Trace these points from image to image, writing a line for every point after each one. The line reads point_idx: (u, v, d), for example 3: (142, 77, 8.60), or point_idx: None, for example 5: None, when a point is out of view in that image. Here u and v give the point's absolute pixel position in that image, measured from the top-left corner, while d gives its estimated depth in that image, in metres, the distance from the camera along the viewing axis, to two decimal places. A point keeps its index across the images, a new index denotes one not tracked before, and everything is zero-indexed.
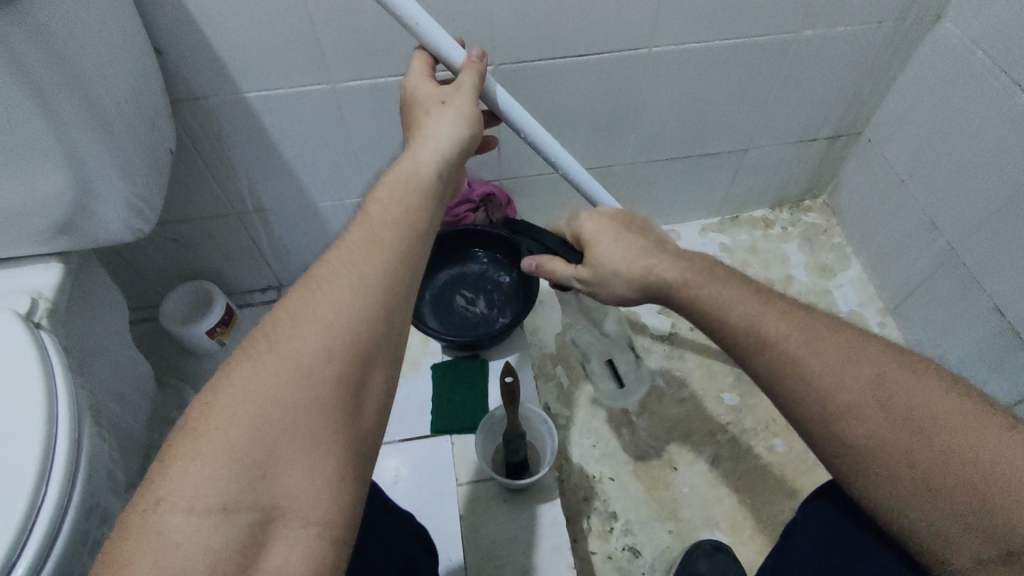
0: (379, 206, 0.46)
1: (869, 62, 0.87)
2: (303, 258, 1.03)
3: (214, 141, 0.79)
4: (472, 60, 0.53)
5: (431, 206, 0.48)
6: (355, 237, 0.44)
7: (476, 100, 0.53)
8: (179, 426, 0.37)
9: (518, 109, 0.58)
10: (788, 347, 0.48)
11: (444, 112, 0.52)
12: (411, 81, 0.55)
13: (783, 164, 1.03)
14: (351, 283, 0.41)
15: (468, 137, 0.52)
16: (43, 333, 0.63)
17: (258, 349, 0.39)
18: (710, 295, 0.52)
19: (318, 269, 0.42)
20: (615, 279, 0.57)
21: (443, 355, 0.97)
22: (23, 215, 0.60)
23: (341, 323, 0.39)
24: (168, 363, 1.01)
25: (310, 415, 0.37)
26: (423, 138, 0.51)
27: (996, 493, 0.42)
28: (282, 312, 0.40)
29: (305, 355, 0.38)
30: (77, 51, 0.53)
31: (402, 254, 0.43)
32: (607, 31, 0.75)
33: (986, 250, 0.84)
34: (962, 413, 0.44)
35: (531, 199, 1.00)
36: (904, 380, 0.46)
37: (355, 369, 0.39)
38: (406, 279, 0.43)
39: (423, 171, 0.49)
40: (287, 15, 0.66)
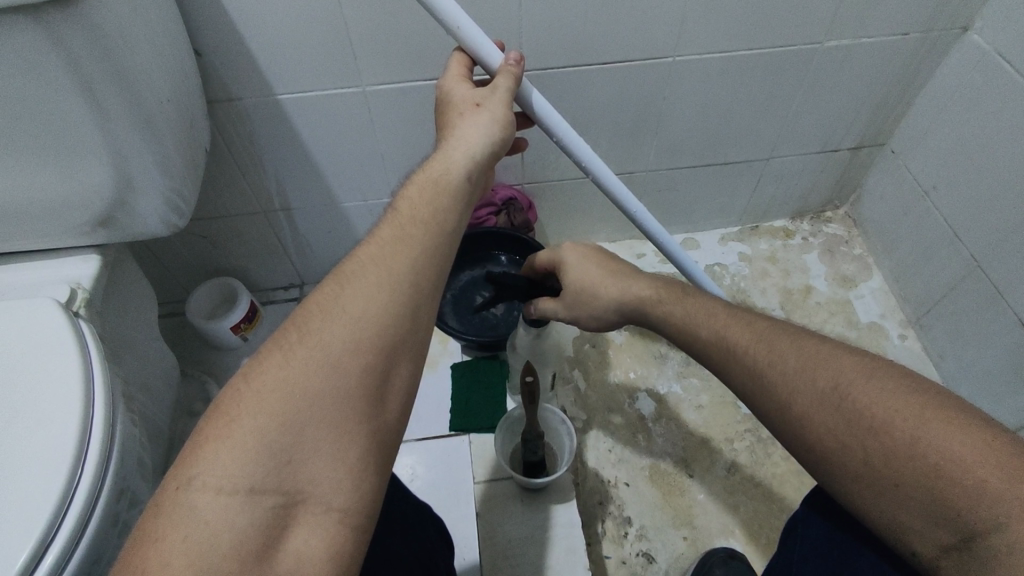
0: (409, 204, 0.48)
1: (895, 72, 0.87)
2: (326, 257, 1.05)
3: (246, 141, 0.81)
4: (508, 64, 0.55)
5: (459, 206, 0.49)
6: (385, 233, 0.45)
7: (510, 102, 0.55)
8: (211, 412, 0.38)
9: (552, 112, 0.59)
10: (752, 360, 0.50)
11: (478, 114, 0.53)
12: (448, 82, 0.56)
13: (805, 174, 1.03)
14: (379, 279, 0.42)
15: (500, 140, 0.53)
16: (82, 322, 0.65)
17: (290, 339, 0.40)
18: (680, 313, 0.57)
19: (348, 264, 0.44)
20: (600, 291, 0.62)
21: (461, 356, 0.98)
22: (67, 208, 0.63)
23: (368, 317, 0.41)
24: (193, 356, 1.03)
25: (337, 406, 0.38)
26: (455, 139, 0.52)
27: (945, 482, 0.38)
28: (314, 304, 0.42)
29: (332, 347, 0.39)
30: (126, 51, 0.55)
31: (430, 253, 0.45)
32: (632, 40, 0.76)
33: (1010, 264, 0.83)
34: (913, 404, 0.41)
35: (552, 203, 1.01)
36: (858, 379, 0.44)
37: (380, 362, 0.40)
38: (433, 278, 0.44)
39: (454, 173, 0.50)
40: (321, 19, 0.68)
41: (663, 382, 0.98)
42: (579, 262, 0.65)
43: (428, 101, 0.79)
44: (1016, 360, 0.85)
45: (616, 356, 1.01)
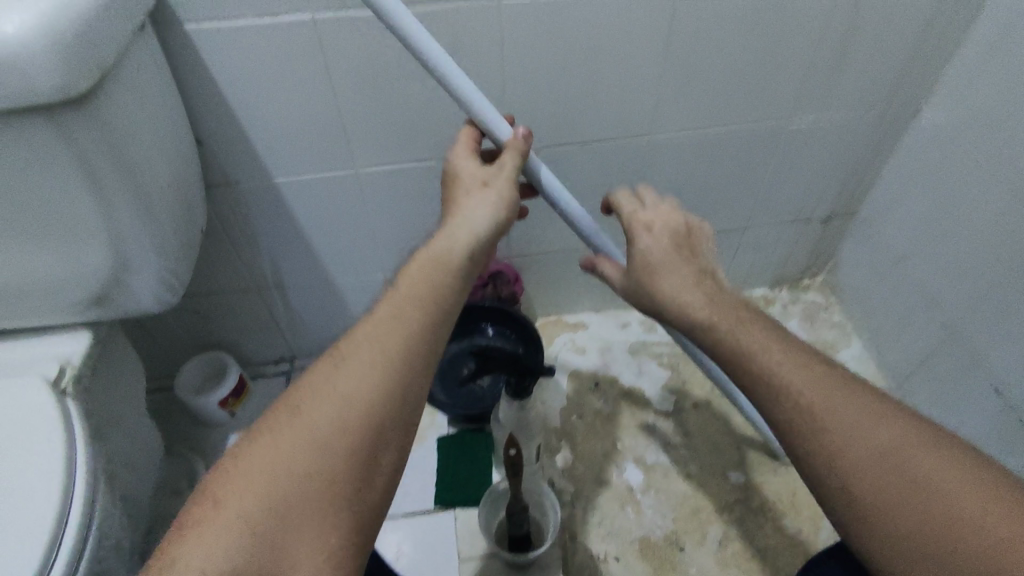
0: (408, 282, 0.47)
1: (857, 150, 0.93)
2: (316, 330, 1.07)
3: (241, 220, 0.84)
4: (517, 139, 0.58)
5: (459, 286, 0.48)
6: (380, 311, 0.45)
7: (515, 179, 0.56)
8: (202, 491, 0.40)
9: (554, 183, 0.63)
10: (807, 404, 0.47)
11: (485, 192, 0.54)
12: (457, 156, 0.59)
13: (780, 244, 1.08)
14: (370, 361, 0.42)
15: (505, 217, 0.54)
16: (68, 400, 0.66)
17: (280, 420, 0.41)
18: (735, 346, 0.52)
19: (343, 343, 0.44)
20: (663, 286, 0.57)
21: (449, 429, 0.97)
22: (65, 287, 0.65)
23: (356, 399, 0.41)
24: (179, 432, 1.03)
25: (322, 488, 0.39)
26: (459, 217, 0.52)
27: (1002, 563, 0.39)
28: (306, 383, 0.43)
29: (319, 429, 0.40)
30: (132, 143, 0.59)
31: (425, 334, 0.44)
32: (608, 125, 0.82)
33: (980, 329, 0.86)
34: (970, 481, 0.43)
35: (538, 275, 1.05)
36: (917, 447, 0.45)
37: (367, 445, 0.41)
38: (426, 359, 0.44)
39: (455, 251, 0.49)
40: (319, 107, 0.73)
41: (651, 452, 0.98)
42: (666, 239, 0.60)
43: (417, 182, 0.84)
44: (996, 425, 0.86)
45: (603, 426, 1.01)
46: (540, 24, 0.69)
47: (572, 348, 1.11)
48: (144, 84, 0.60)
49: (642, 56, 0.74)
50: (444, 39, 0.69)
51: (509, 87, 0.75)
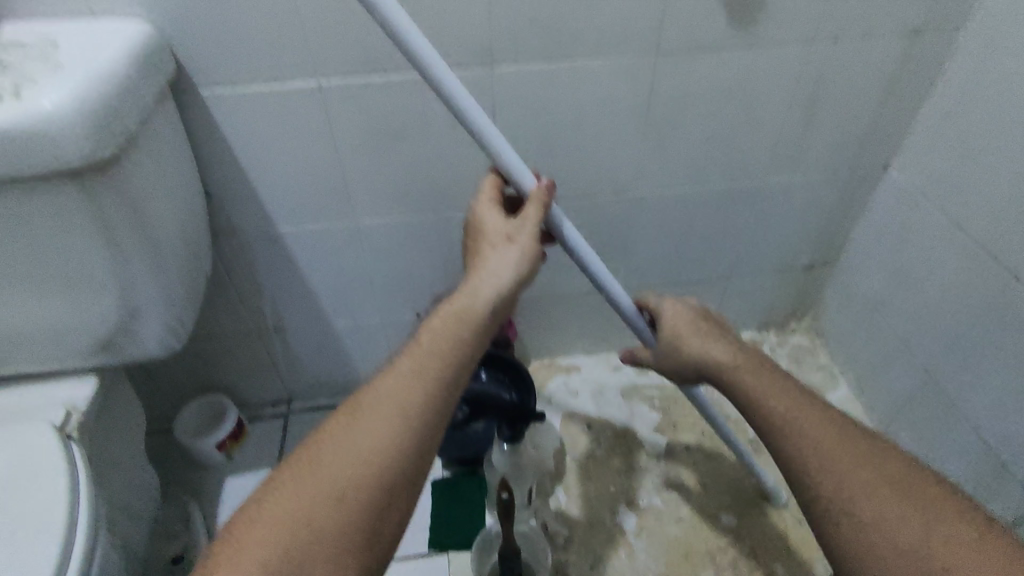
0: (430, 336, 0.50)
1: (832, 203, 0.97)
2: (315, 373, 1.09)
3: (244, 268, 0.88)
4: (539, 191, 0.57)
5: (478, 340, 0.51)
6: (399, 366, 0.48)
7: (538, 233, 0.57)
8: (226, 537, 0.42)
9: (576, 235, 0.64)
10: (804, 428, 0.51)
11: (510, 248, 0.56)
12: (484, 210, 0.61)
13: (764, 290, 1.11)
14: (387, 414, 0.45)
15: (527, 273, 0.55)
16: (74, 446, 0.67)
17: (301, 470, 0.44)
18: (744, 381, 0.58)
19: (363, 395, 0.47)
20: (687, 348, 0.66)
21: (442, 471, 0.98)
22: (75, 334, 0.67)
23: (373, 451, 0.44)
24: (176, 475, 1.04)
25: (337, 539, 0.41)
26: (484, 272, 0.54)
27: None
28: (325, 434, 0.45)
29: (336, 480, 0.43)
30: (147, 200, 0.63)
31: (441, 389, 0.47)
32: (595, 180, 0.86)
33: (956, 374, 0.89)
34: (959, 516, 0.44)
35: (531, 319, 1.08)
36: (908, 480, 0.47)
37: (381, 496, 0.43)
38: (440, 413, 0.47)
39: (478, 307, 0.52)
40: (321, 164, 0.77)
41: (644, 495, 0.99)
42: (689, 313, 0.69)
43: (414, 232, 0.88)
44: (977, 469, 0.88)
45: (596, 468, 1.02)
46: (529, 89, 0.74)
47: (565, 390, 1.13)
48: (160, 146, 0.65)
49: (625, 118, 0.79)
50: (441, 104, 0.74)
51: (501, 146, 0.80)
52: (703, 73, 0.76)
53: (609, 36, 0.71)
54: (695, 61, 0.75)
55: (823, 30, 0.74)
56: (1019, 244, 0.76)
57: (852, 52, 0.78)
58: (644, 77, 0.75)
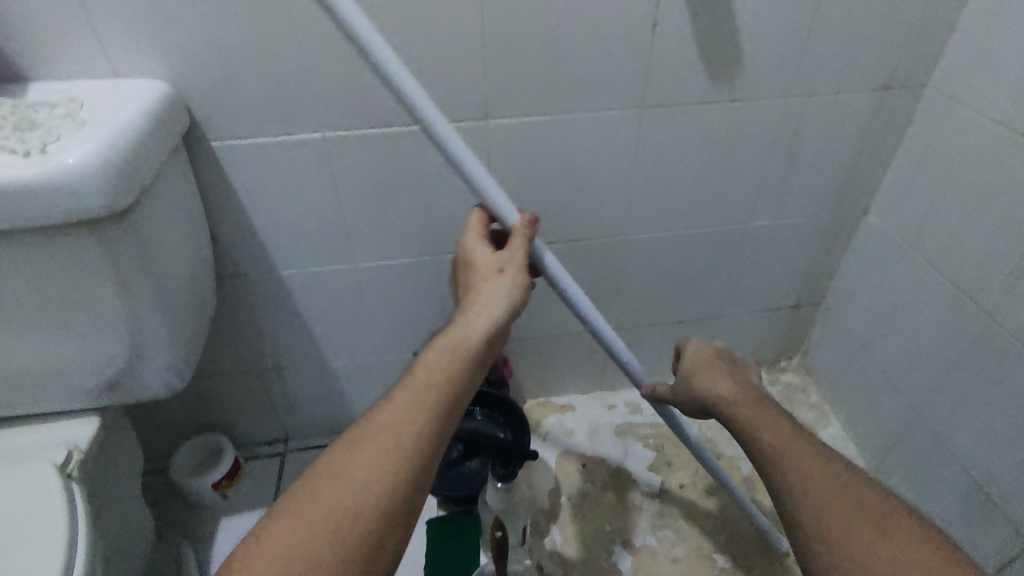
0: (426, 368, 0.51)
1: (816, 245, 1.01)
2: (312, 412, 1.10)
3: (247, 309, 0.91)
4: (524, 225, 0.60)
5: (474, 372, 0.53)
6: (394, 399, 0.50)
7: (526, 265, 0.59)
8: (226, 565, 0.44)
9: (558, 267, 0.66)
10: (800, 464, 0.53)
11: (502, 280, 0.57)
12: (470, 244, 0.62)
13: (754, 330, 1.14)
14: (382, 448, 0.47)
15: (519, 305, 0.57)
16: (74, 485, 0.68)
17: (300, 499, 0.46)
18: (746, 417, 0.60)
19: (362, 426, 0.49)
20: (698, 384, 0.66)
21: (437, 511, 1.01)
22: (81, 374, 0.69)
23: (368, 484, 0.46)
24: (170, 515, 1.04)
25: (334, 567, 0.43)
26: (478, 305, 0.55)
27: None
28: (322, 467, 0.47)
29: (333, 512, 0.45)
30: (158, 246, 0.66)
31: (437, 421, 0.49)
32: (587, 224, 0.90)
33: (942, 412, 0.91)
34: (945, 557, 0.46)
35: (525, 359, 1.10)
36: (897, 520, 0.48)
37: (376, 528, 0.45)
38: (436, 444, 0.49)
39: (472, 339, 0.53)
40: (323, 211, 0.81)
41: (639, 534, 0.99)
42: (707, 352, 0.69)
43: (411, 274, 0.91)
44: (967, 507, 0.89)
45: (592, 507, 1.03)
46: (522, 140, 0.79)
47: (561, 429, 1.14)
48: (171, 195, 0.68)
49: (613, 167, 0.83)
50: (437, 154, 0.78)
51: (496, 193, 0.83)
52: (686, 125, 0.81)
53: (596, 92, 0.76)
54: (679, 115, 0.80)
55: (796, 86, 0.79)
56: (992, 286, 0.79)
57: (825, 106, 0.82)
58: (630, 129, 0.80)
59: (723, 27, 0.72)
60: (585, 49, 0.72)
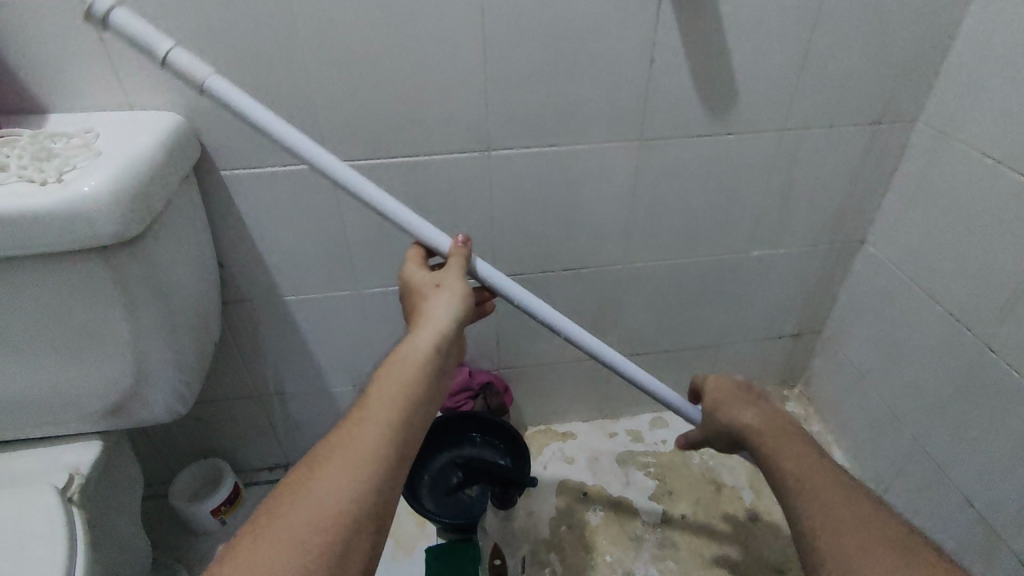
0: (379, 382, 0.50)
1: (814, 274, 1.02)
2: (312, 437, 1.10)
3: (251, 334, 0.92)
4: (457, 246, 0.62)
5: (431, 380, 0.52)
6: (354, 416, 0.49)
7: (464, 276, 0.60)
8: None
9: (505, 281, 0.65)
10: (819, 492, 0.52)
11: (440, 293, 0.57)
12: (406, 271, 0.61)
13: (754, 358, 1.14)
14: (342, 462, 0.46)
15: (463, 311, 0.56)
16: (74, 510, 0.68)
17: (260, 524, 0.44)
18: (768, 445, 0.59)
19: (320, 446, 0.48)
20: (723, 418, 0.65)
21: (437, 539, 1.01)
22: (86, 398, 0.70)
23: (330, 499, 0.44)
24: (169, 542, 1.03)
25: None
26: (424, 319, 0.55)
27: None
28: (284, 489, 0.46)
29: (294, 529, 0.43)
30: (166, 271, 0.67)
31: (395, 429, 0.48)
32: (587, 252, 0.91)
33: (944, 442, 0.91)
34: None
35: (525, 385, 1.10)
36: (919, 550, 0.48)
37: (340, 542, 0.43)
38: (397, 453, 0.47)
39: (421, 346, 0.52)
40: (328, 238, 0.83)
41: (640, 565, 0.97)
42: (728, 386, 0.67)
43: None
44: (972, 539, 0.88)
45: (593, 537, 1.01)
46: (522, 170, 0.80)
47: (560, 457, 1.14)
48: (181, 223, 0.70)
49: (612, 197, 0.85)
50: (440, 185, 0.80)
51: (497, 222, 0.85)
52: (683, 157, 0.83)
53: (595, 125, 0.78)
54: (676, 147, 0.81)
55: (791, 120, 0.81)
56: (988, 316, 0.80)
57: (819, 139, 0.84)
58: (628, 160, 0.82)
59: (718, 63, 0.75)
60: (584, 84, 0.74)
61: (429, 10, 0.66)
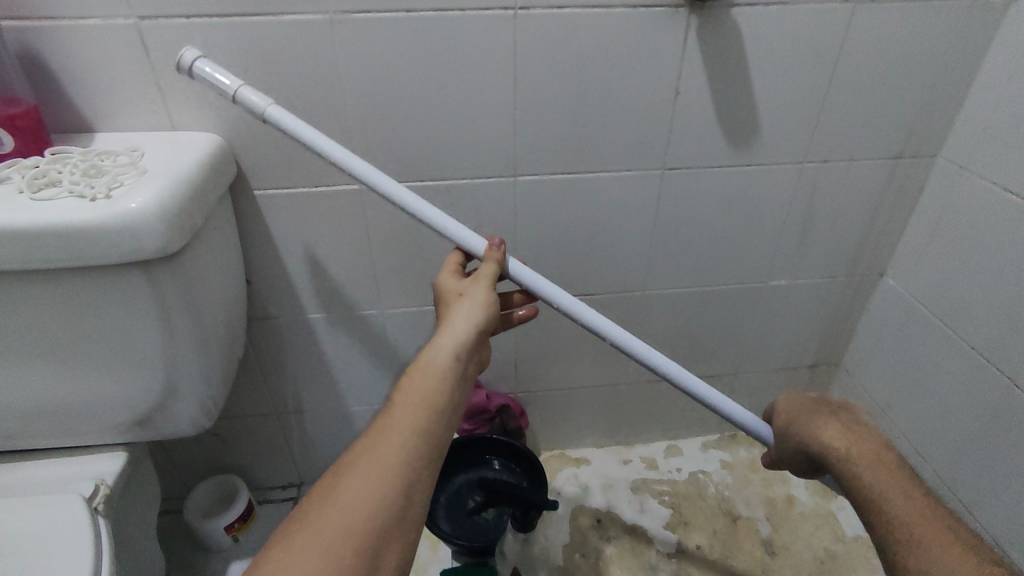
0: (403, 391, 0.50)
1: (833, 306, 1.02)
2: (327, 456, 1.10)
3: (273, 351, 0.93)
4: (492, 249, 0.61)
5: (453, 389, 0.51)
6: (380, 423, 0.49)
7: (491, 285, 0.59)
8: None
9: (538, 280, 0.64)
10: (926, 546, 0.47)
11: (461, 302, 0.56)
12: (439, 276, 0.62)
13: (772, 389, 1.14)
14: (370, 468, 0.46)
15: (484, 322, 0.55)
16: (99, 519, 0.69)
17: (291, 530, 0.45)
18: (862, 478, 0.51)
19: (347, 455, 0.48)
20: (804, 439, 0.57)
21: (450, 562, 1.01)
22: (115, 408, 0.71)
23: (359, 504, 0.45)
24: (182, 557, 1.03)
25: None
26: (444, 328, 0.54)
27: None
28: (313, 496, 0.46)
29: (326, 532, 0.44)
30: (200, 286, 0.69)
31: (419, 436, 0.48)
32: (607, 277, 0.92)
33: (968, 478, 0.89)
34: None
35: (541, 409, 1.10)
36: None
37: (371, 542, 0.44)
38: (424, 460, 0.47)
39: (439, 357, 0.51)
40: (354, 257, 0.84)
41: None
42: (806, 407, 0.59)
43: (435, 322, 0.93)
44: None
45: (608, 566, 1.00)
46: (547, 197, 0.82)
47: (574, 483, 1.13)
48: (216, 240, 0.72)
49: (634, 224, 0.87)
50: (467, 209, 0.82)
51: (519, 246, 0.86)
52: (704, 187, 0.84)
53: (620, 153, 0.80)
54: (697, 178, 0.83)
55: (812, 151, 0.83)
56: (1012, 351, 0.79)
57: (839, 172, 0.86)
58: (651, 188, 0.83)
59: (743, 97, 0.77)
60: (611, 113, 0.76)
61: (465, 40, 0.69)
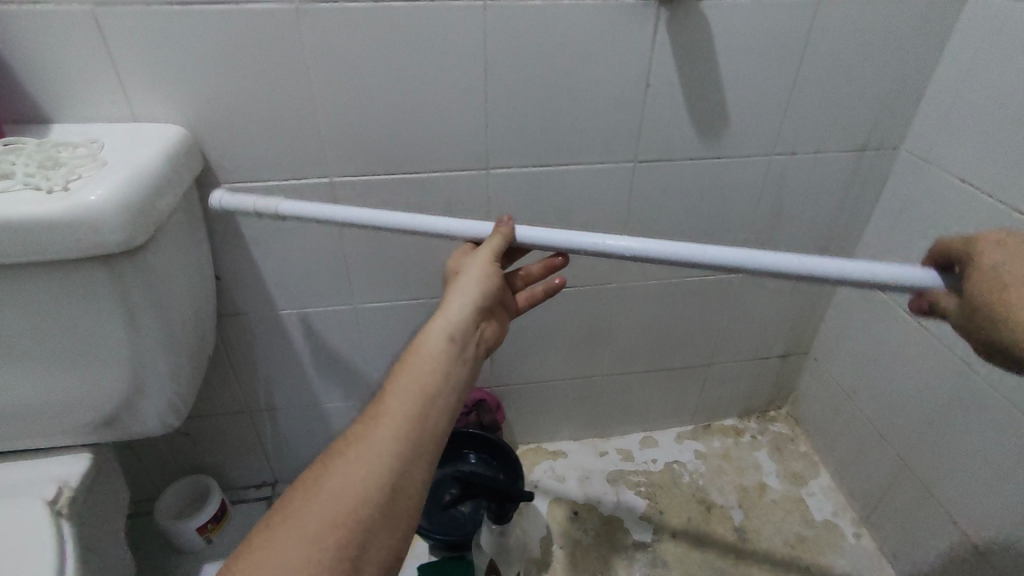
0: (395, 377, 0.49)
1: (801, 296, 1.05)
2: (301, 454, 1.09)
3: (244, 349, 0.92)
4: (500, 226, 0.56)
5: (447, 373, 0.50)
6: (371, 410, 0.48)
7: (492, 260, 0.54)
8: None
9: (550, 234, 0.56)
10: None
11: (459, 281, 0.54)
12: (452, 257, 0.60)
13: (743, 378, 1.16)
14: (359, 457, 0.46)
15: (480, 302, 0.53)
16: (63, 522, 0.67)
17: (276, 520, 0.45)
18: None
19: (338, 444, 0.48)
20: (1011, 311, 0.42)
21: (427, 558, 1.01)
22: (79, 409, 0.69)
23: (346, 494, 0.44)
24: (152, 560, 1.01)
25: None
26: (439, 309, 0.52)
27: None
28: (301, 485, 0.46)
29: (311, 523, 0.44)
30: (165, 282, 0.67)
31: (412, 423, 0.47)
32: (580, 269, 0.92)
33: (928, 460, 0.92)
34: None
35: (518, 403, 1.11)
36: None
37: (357, 533, 0.44)
38: (416, 447, 0.47)
39: (432, 341, 0.50)
40: (324, 252, 0.83)
41: None
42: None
43: (408, 316, 0.92)
44: (955, 557, 0.89)
45: (584, 557, 1.00)
46: (522, 189, 0.82)
47: (552, 476, 1.14)
48: (182, 234, 0.71)
49: (606, 217, 0.87)
50: (439, 202, 0.82)
51: None
52: (674, 180, 0.85)
53: (592, 146, 0.80)
54: (667, 170, 0.84)
55: (780, 145, 0.84)
56: None
57: (806, 166, 0.87)
58: (623, 181, 0.84)
59: (711, 91, 0.78)
60: (582, 107, 0.77)
61: (436, 32, 0.68)
